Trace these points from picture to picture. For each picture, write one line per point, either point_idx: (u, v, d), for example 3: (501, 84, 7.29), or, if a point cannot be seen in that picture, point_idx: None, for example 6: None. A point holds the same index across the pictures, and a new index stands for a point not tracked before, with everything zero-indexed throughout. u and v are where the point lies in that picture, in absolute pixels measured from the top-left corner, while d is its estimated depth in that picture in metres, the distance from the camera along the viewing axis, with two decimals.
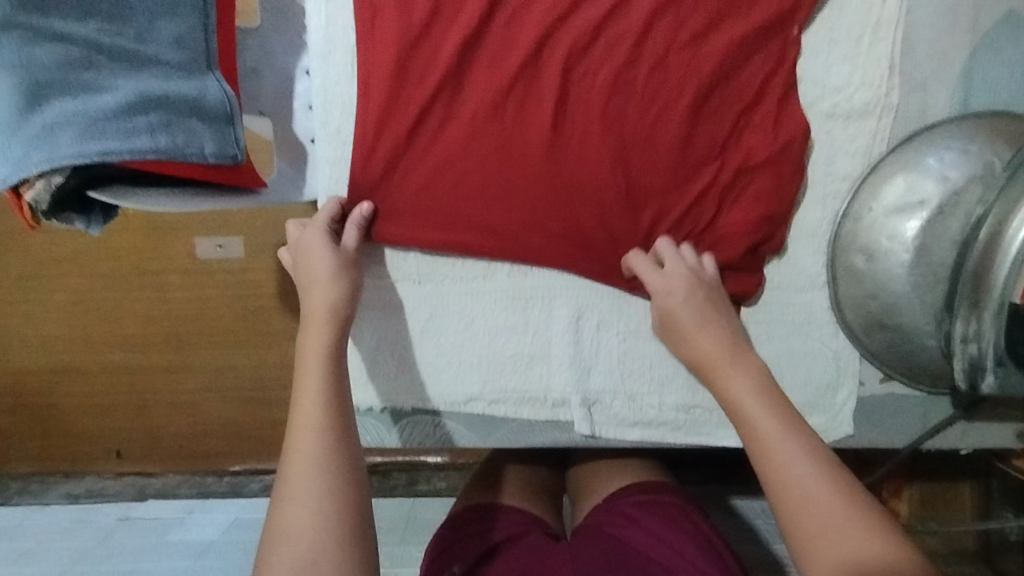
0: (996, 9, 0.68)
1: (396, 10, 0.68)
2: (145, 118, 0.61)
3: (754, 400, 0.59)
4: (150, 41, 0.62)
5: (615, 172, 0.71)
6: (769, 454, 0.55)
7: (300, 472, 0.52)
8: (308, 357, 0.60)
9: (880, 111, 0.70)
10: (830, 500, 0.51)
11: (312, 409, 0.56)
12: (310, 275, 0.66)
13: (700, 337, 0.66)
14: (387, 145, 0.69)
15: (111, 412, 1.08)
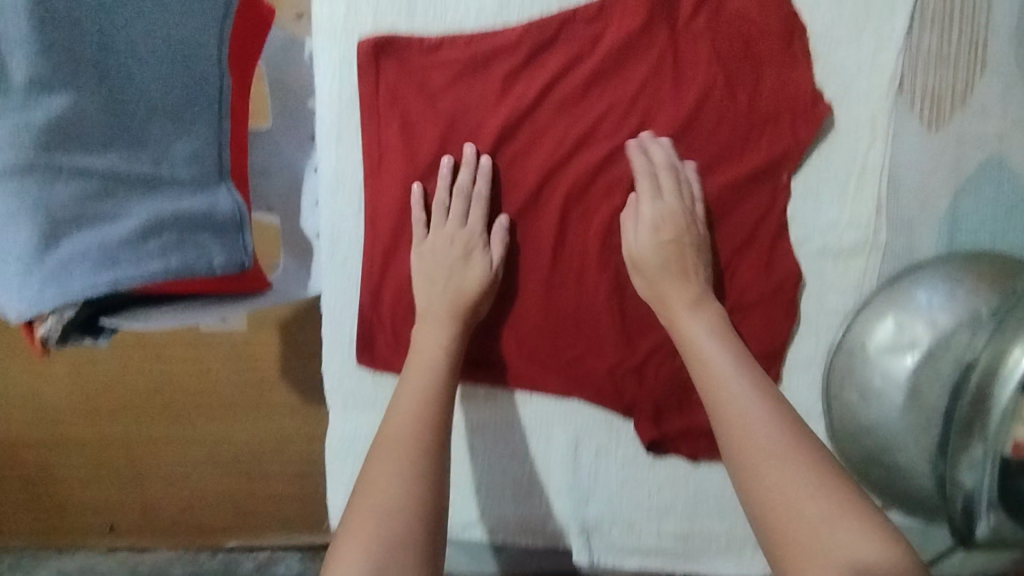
0: (979, 156, 0.71)
1: (401, 158, 0.71)
2: (159, 240, 0.62)
3: (759, 408, 0.56)
4: (166, 163, 0.65)
5: (610, 307, 0.73)
6: (766, 476, 0.52)
7: (387, 476, 0.54)
8: (416, 374, 0.62)
9: (868, 250, 0.72)
10: (833, 514, 0.49)
11: (406, 427, 0.58)
12: (432, 276, 0.69)
13: (710, 343, 0.62)
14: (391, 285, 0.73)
15: (107, 484, 1.15)
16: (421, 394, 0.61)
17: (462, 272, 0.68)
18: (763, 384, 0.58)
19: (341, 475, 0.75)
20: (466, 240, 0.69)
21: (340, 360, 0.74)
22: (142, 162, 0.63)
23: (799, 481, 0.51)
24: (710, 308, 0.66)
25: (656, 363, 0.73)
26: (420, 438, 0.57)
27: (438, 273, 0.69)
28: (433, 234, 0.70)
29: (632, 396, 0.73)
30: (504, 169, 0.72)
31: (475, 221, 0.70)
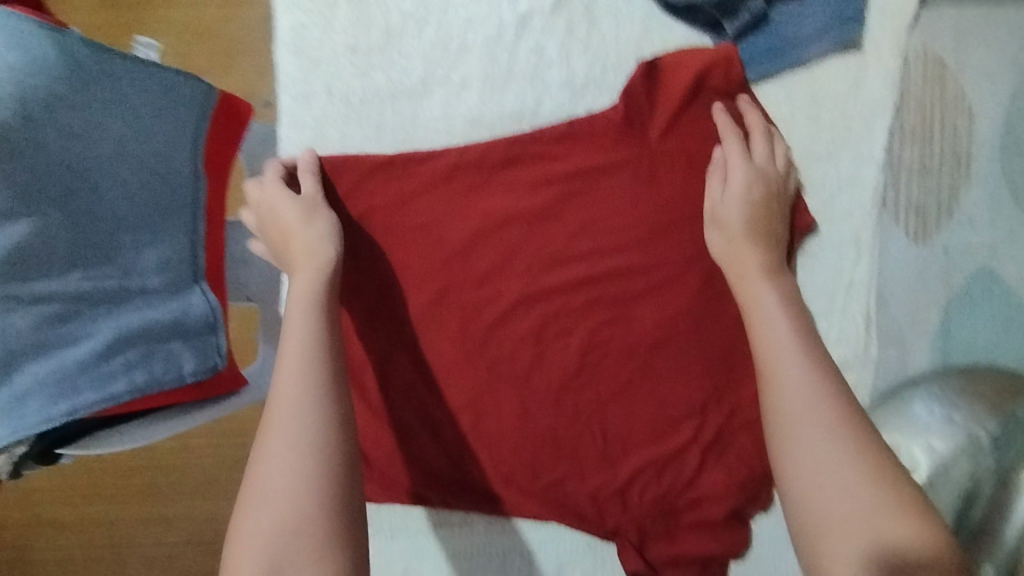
0: (968, 267, 0.69)
1: (372, 280, 0.69)
2: (122, 357, 0.58)
3: (807, 389, 0.53)
4: (135, 273, 0.61)
5: (591, 427, 0.69)
6: (804, 467, 0.50)
7: (275, 452, 0.50)
8: (297, 308, 0.58)
9: (858, 366, 0.70)
10: (865, 523, 0.46)
11: (284, 475, 0.48)
12: (287, 232, 0.62)
13: (763, 331, 0.58)
14: (362, 409, 0.70)
15: (86, 569, 1.10)
16: (296, 419, 0.51)
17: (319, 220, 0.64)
18: (834, 373, 0.54)
19: None
20: (306, 202, 0.64)
21: None
22: (111, 276, 0.59)
23: (841, 443, 0.50)
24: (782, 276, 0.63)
25: (642, 487, 0.68)
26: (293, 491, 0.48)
27: (295, 245, 0.62)
28: (260, 189, 0.64)
29: (616, 522, 0.69)
30: (476, 288, 0.69)
31: (310, 192, 0.66)
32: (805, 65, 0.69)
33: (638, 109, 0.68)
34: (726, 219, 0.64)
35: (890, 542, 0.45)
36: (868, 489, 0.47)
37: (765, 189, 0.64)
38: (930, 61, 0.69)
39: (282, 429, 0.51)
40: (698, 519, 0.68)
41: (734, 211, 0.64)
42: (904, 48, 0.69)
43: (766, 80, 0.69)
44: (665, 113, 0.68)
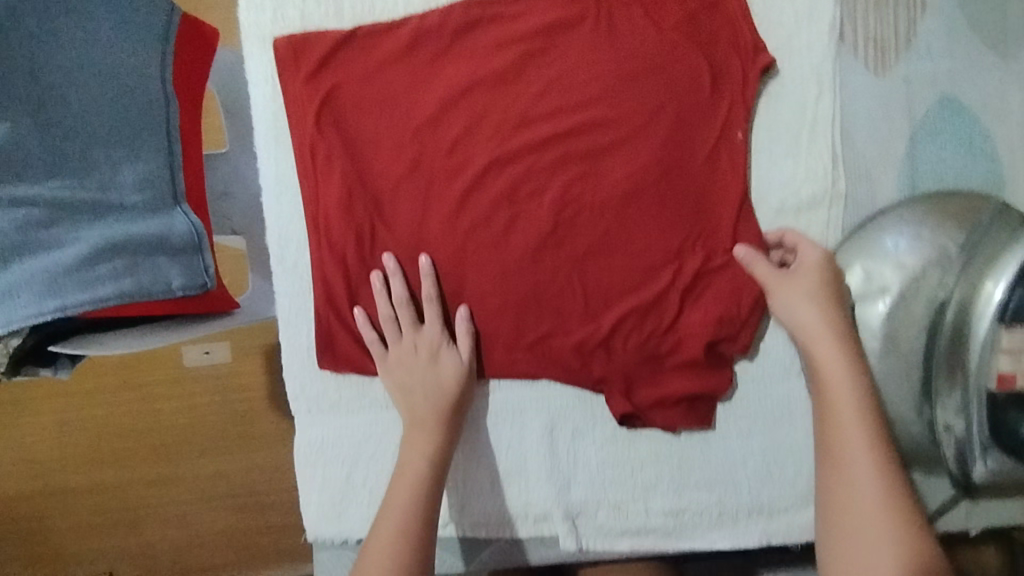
0: (929, 96, 0.70)
1: (341, 155, 0.69)
2: (109, 264, 0.57)
3: (848, 398, 0.62)
4: (114, 189, 0.60)
5: (572, 283, 0.71)
6: (841, 477, 0.61)
7: (395, 509, 0.63)
8: (416, 444, 0.66)
9: (829, 202, 0.70)
10: (893, 534, 0.57)
11: (398, 516, 0.63)
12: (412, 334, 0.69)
13: (823, 356, 0.63)
14: (342, 285, 0.70)
15: (105, 531, 1.15)
16: (408, 504, 0.63)
17: (444, 369, 0.69)
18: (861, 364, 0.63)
19: (312, 481, 0.74)
20: (427, 344, 0.69)
21: (300, 365, 0.72)
22: (88, 189, 0.58)
23: (878, 500, 0.59)
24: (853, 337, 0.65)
25: (626, 335, 0.71)
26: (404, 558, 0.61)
27: (397, 362, 0.69)
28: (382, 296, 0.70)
29: (603, 369, 0.71)
30: (448, 154, 0.70)
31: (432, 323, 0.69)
32: None
33: None
34: (788, 285, 0.66)
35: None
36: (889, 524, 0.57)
37: (831, 272, 0.66)
38: None
39: (412, 460, 0.66)
40: (681, 358, 0.70)
41: (807, 279, 0.65)
42: None
43: None
44: None
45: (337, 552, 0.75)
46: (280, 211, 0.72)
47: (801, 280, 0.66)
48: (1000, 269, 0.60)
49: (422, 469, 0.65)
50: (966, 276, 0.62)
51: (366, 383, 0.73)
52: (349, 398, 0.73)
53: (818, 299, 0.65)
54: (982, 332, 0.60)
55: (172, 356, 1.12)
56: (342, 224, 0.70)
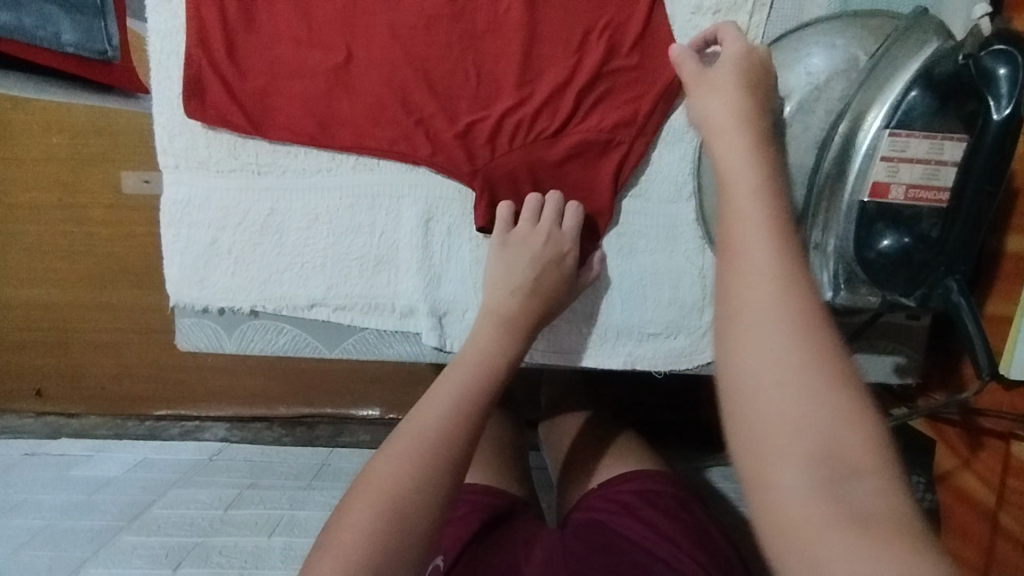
0: None
1: None
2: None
3: (745, 211, 0.38)
4: None
5: (464, 60, 0.67)
6: (737, 296, 0.35)
7: (428, 407, 0.49)
8: (465, 363, 0.54)
9: (751, 6, 0.65)
10: (792, 329, 0.33)
11: (448, 406, 0.49)
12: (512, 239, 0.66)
13: (723, 117, 0.48)
14: (216, 26, 0.65)
15: (33, 349, 1.19)
16: (463, 394, 0.51)
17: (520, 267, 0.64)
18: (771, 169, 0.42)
19: (176, 242, 0.71)
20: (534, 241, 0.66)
21: (167, 113, 0.68)
22: None
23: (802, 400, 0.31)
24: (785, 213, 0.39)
25: (514, 132, 0.67)
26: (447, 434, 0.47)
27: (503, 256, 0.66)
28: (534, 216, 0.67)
29: (486, 161, 0.68)
30: None
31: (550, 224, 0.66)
32: None
33: None
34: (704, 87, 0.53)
35: (841, 442, 0.30)
36: (821, 382, 0.31)
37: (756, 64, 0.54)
38: None
39: (469, 358, 0.55)
40: (566, 161, 0.68)
41: (724, 70, 0.53)
42: None
43: None
44: None
45: (194, 321, 0.73)
46: None
47: (718, 74, 0.54)
48: (898, 75, 0.54)
49: (476, 368, 0.54)
50: (868, 86, 0.56)
51: (240, 143, 0.68)
52: (218, 156, 0.69)
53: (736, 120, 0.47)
54: (865, 141, 0.55)
55: (108, 181, 1.09)
56: None
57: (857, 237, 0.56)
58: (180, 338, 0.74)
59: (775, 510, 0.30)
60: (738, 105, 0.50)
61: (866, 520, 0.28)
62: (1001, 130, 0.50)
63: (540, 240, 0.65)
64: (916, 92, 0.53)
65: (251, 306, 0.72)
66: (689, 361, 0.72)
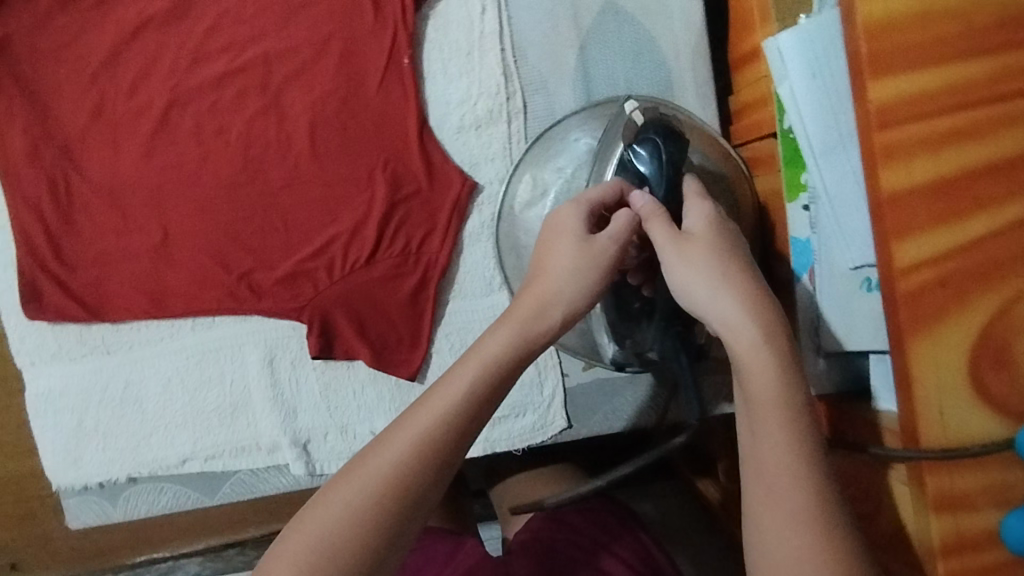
0: (593, 4, 0.72)
1: (25, 107, 0.70)
2: None
3: (764, 362, 0.44)
4: None
5: (268, 217, 0.73)
6: (764, 424, 0.43)
7: (362, 460, 0.43)
8: (420, 416, 0.44)
9: (506, 116, 0.73)
10: (792, 463, 0.42)
11: (388, 465, 0.43)
12: (543, 244, 0.51)
13: (705, 240, 0.48)
14: (42, 236, 0.72)
15: None
16: (418, 445, 0.43)
17: (562, 266, 0.49)
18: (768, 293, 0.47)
19: (46, 432, 0.76)
20: (563, 241, 0.50)
21: (14, 320, 0.74)
22: None
23: (802, 516, 0.41)
24: (767, 310, 0.45)
25: (328, 265, 0.74)
26: (389, 497, 0.42)
27: (541, 262, 0.50)
28: (561, 214, 0.51)
29: (309, 300, 0.74)
30: (129, 98, 0.71)
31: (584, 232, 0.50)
32: None
33: None
34: (687, 251, 0.48)
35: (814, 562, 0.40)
36: (808, 512, 0.41)
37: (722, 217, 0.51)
38: None
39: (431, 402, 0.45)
40: (379, 281, 0.74)
41: (701, 231, 0.49)
42: None
43: None
44: None
45: (79, 499, 0.77)
46: None
47: (697, 235, 0.49)
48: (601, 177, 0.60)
49: (454, 403, 0.45)
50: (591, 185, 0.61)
51: (84, 331, 0.74)
52: (69, 346, 0.74)
53: (729, 264, 0.47)
54: None
55: None
56: (34, 175, 0.71)
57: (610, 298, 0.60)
58: (69, 518, 0.78)
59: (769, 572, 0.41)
60: (705, 223, 0.50)
61: None
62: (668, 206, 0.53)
63: (568, 230, 0.50)
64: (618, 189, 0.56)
65: (127, 474, 0.76)
66: (545, 431, 0.77)
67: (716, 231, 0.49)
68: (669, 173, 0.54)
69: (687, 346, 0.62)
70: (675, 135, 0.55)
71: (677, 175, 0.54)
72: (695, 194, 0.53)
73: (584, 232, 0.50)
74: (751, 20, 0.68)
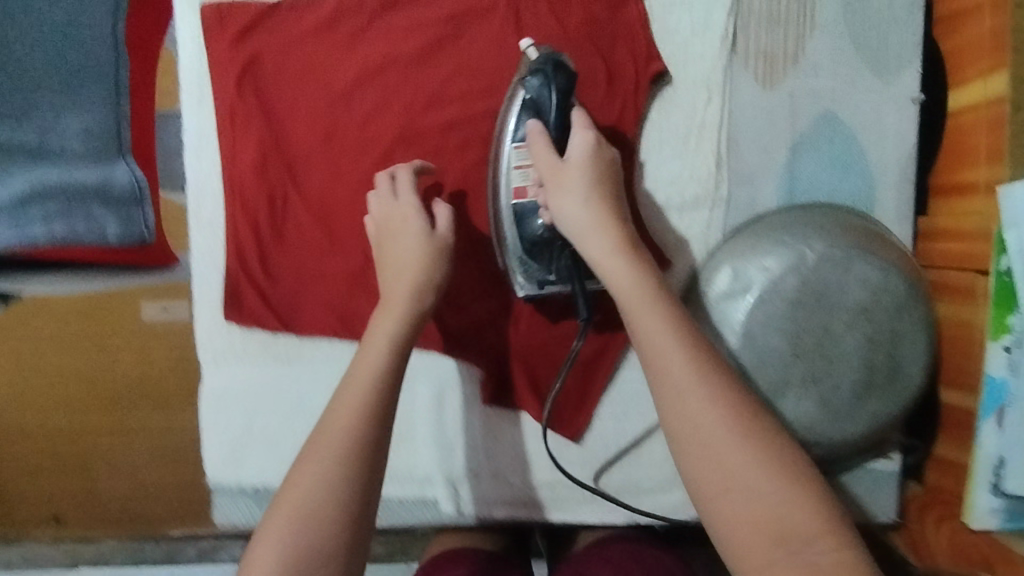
0: (813, 111, 0.74)
1: (263, 121, 0.73)
2: (44, 207, 0.82)
3: (634, 287, 0.58)
4: (60, 134, 0.83)
5: (465, 260, 0.75)
6: (675, 377, 0.54)
7: (311, 459, 0.52)
8: (337, 422, 0.54)
9: (711, 204, 0.75)
10: (708, 401, 0.53)
11: (327, 449, 0.52)
12: (389, 233, 0.67)
13: (585, 221, 0.62)
14: (252, 243, 0.75)
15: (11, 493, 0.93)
16: (340, 452, 0.52)
17: (413, 246, 0.66)
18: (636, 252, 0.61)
19: (213, 428, 0.78)
20: (403, 216, 0.67)
21: (208, 317, 0.77)
22: (35, 139, 0.82)
23: (738, 442, 0.52)
24: (635, 260, 0.60)
25: (513, 318, 0.77)
26: (344, 465, 0.52)
27: (394, 247, 0.66)
28: (397, 200, 0.68)
29: (492, 346, 0.77)
30: (360, 129, 0.74)
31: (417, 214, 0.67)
32: None
33: None
34: (561, 176, 0.64)
35: (757, 479, 0.50)
36: (742, 442, 0.52)
37: (604, 159, 0.66)
38: None
39: (344, 409, 0.55)
40: (559, 341, 0.77)
41: (574, 171, 0.64)
42: None
43: None
44: None
45: (229, 497, 0.80)
46: (199, 166, 0.75)
47: (569, 168, 0.64)
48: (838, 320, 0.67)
49: (378, 370, 0.57)
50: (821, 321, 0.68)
51: (271, 340, 0.77)
52: (253, 350, 0.77)
53: (595, 193, 0.63)
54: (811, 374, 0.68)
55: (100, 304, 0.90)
56: (257, 186, 0.74)
57: (515, 220, 0.69)
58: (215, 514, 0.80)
59: (717, 478, 0.51)
60: (586, 181, 0.63)
61: (800, 521, 0.49)
62: (559, 133, 0.66)
63: (404, 209, 0.67)
64: (524, 118, 0.68)
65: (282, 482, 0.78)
66: (694, 510, 0.77)
67: (596, 178, 0.64)
68: (560, 95, 0.66)
69: (582, 269, 0.68)
70: (567, 74, 0.66)
71: (566, 102, 0.66)
72: (580, 125, 0.66)
73: (422, 219, 0.67)
74: (976, 156, 0.68)
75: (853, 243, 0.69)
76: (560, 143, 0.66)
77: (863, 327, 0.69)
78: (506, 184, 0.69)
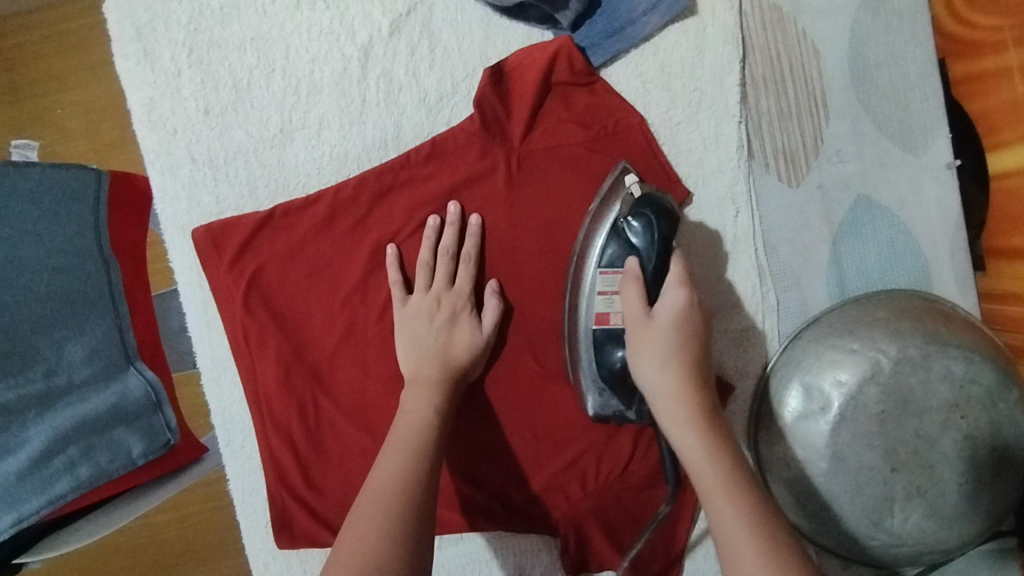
0: (845, 199, 0.71)
1: (277, 333, 0.69)
2: (62, 456, 0.58)
3: (703, 448, 0.53)
4: (61, 370, 0.60)
5: (517, 428, 0.70)
6: (726, 521, 0.50)
7: (353, 531, 0.51)
8: (363, 499, 0.53)
9: (761, 316, 0.70)
10: (756, 552, 0.48)
11: (367, 532, 0.50)
12: (429, 312, 0.66)
13: (670, 370, 0.56)
14: (290, 462, 0.70)
15: None
16: (382, 513, 0.52)
17: (463, 333, 0.66)
18: (717, 418, 0.56)
19: None
20: (451, 304, 0.66)
21: (261, 543, 0.73)
22: (34, 379, 0.58)
23: None
24: (719, 431, 0.55)
25: (581, 477, 0.71)
26: (384, 554, 0.49)
27: (434, 340, 0.65)
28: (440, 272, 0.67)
29: (563, 513, 0.71)
30: (379, 320, 0.69)
31: (461, 284, 0.67)
32: (647, 41, 0.69)
33: (494, 116, 0.67)
34: (645, 335, 0.58)
35: None
36: None
37: (697, 316, 0.58)
38: (767, 11, 0.70)
39: (360, 517, 0.52)
40: (635, 492, 0.71)
41: (664, 321, 0.58)
42: (737, 3, 0.69)
43: (612, 61, 0.69)
44: (523, 107, 0.67)
45: None
46: (223, 391, 0.72)
47: (661, 323, 0.58)
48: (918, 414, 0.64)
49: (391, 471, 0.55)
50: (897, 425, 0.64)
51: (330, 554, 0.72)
52: (313, 568, 0.72)
53: (678, 360, 0.57)
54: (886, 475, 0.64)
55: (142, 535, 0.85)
56: (284, 401, 0.69)
57: (592, 347, 0.63)
58: None
59: None
60: (672, 325, 0.57)
61: None
62: (654, 282, 0.59)
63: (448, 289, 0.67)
64: (612, 248, 0.62)
65: None
66: None
67: (687, 332, 0.57)
68: (662, 251, 0.59)
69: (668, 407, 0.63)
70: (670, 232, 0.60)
71: (666, 256, 0.60)
72: (676, 282, 0.59)
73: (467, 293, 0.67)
74: None
75: (928, 337, 0.65)
76: (653, 292, 0.59)
77: (960, 425, 0.64)
78: (585, 306, 0.63)
